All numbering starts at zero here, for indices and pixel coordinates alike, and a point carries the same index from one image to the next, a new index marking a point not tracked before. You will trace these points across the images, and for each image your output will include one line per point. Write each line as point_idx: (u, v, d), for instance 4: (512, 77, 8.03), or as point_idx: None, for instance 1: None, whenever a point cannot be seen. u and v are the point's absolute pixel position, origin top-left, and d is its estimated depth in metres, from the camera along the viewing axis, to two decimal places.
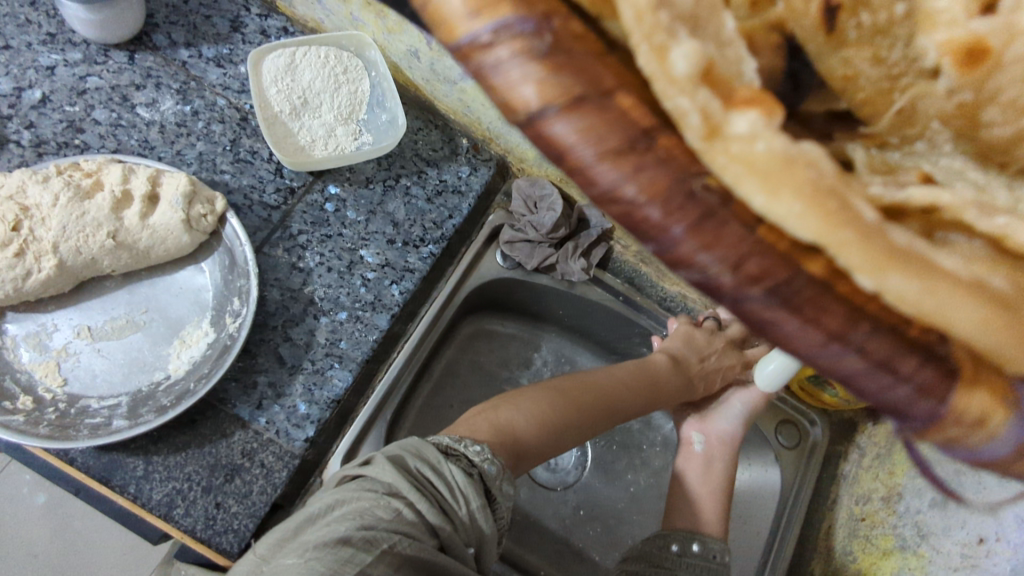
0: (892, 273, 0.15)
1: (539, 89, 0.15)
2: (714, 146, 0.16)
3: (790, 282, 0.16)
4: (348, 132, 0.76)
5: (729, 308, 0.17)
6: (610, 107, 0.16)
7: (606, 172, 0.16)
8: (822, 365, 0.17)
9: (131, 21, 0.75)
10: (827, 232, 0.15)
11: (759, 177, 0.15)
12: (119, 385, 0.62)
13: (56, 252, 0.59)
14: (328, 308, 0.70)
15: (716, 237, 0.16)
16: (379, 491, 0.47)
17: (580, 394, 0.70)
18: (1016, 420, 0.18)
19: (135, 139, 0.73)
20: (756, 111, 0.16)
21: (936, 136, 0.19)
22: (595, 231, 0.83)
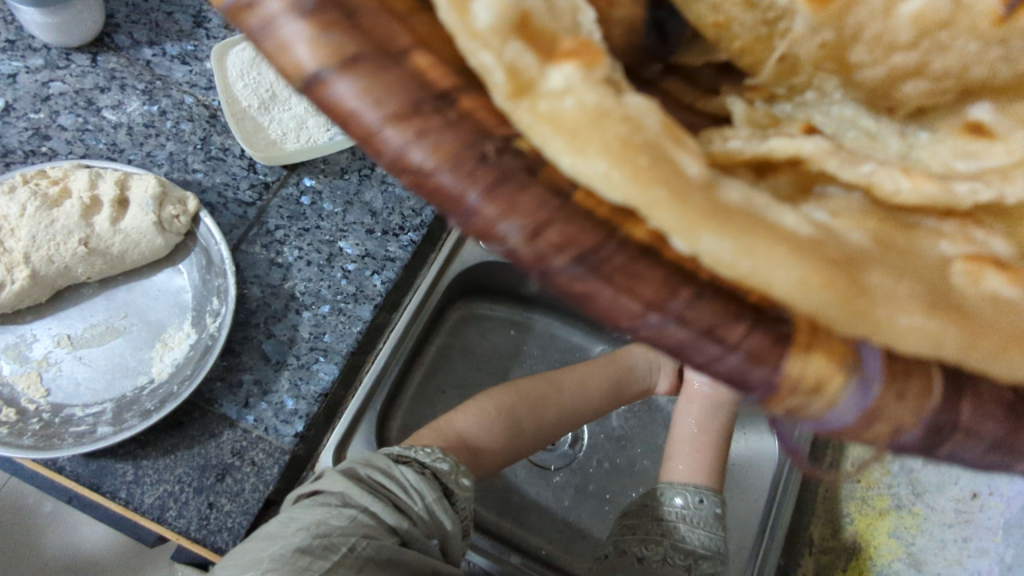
0: (705, 232, 0.17)
1: (312, 51, 0.16)
2: (519, 105, 0.17)
3: (596, 250, 0.17)
4: (319, 123, 0.75)
5: (540, 282, 0.17)
6: (391, 72, 0.16)
7: (392, 137, 0.16)
8: (646, 339, 0.17)
9: (90, 22, 0.73)
10: (635, 191, 0.17)
11: (566, 136, 0.17)
12: (103, 392, 0.61)
13: (28, 262, 0.59)
14: (310, 303, 0.70)
15: (512, 203, 0.16)
16: (331, 500, 0.48)
17: (526, 388, 0.72)
18: (854, 385, 0.18)
19: (103, 142, 0.72)
20: (573, 64, 0.18)
21: (823, 85, 0.25)
22: None
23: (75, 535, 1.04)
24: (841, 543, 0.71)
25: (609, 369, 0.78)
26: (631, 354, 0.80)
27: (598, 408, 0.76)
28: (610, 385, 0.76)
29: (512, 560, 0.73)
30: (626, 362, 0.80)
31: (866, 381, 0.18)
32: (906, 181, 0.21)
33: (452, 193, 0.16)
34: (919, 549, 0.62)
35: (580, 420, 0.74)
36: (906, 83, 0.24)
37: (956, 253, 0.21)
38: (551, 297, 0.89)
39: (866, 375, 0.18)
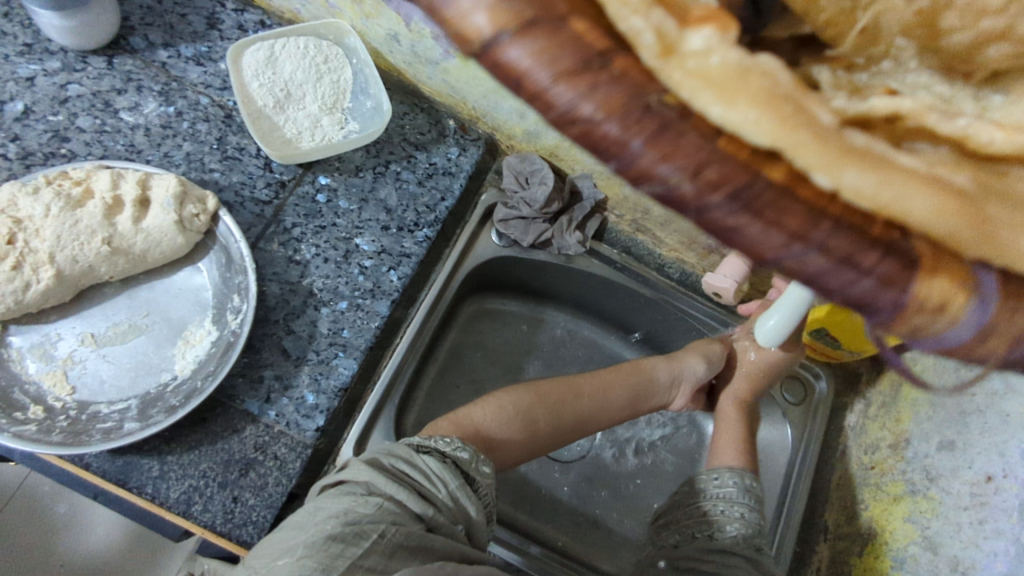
0: (847, 167, 0.18)
1: (490, 16, 0.17)
2: (669, 63, 0.17)
3: (750, 187, 0.18)
4: (333, 122, 0.76)
5: (692, 220, 0.18)
6: (562, 30, 0.17)
7: (562, 93, 0.17)
8: (787, 268, 0.19)
9: (108, 25, 0.74)
10: (782, 134, 0.17)
11: (715, 89, 0.17)
12: (127, 389, 0.62)
13: (54, 262, 0.59)
14: (328, 299, 0.71)
15: (675, 148, 0.17)
16: (357, 489, 0.49)
17: (546, 389, 0.72)
18: (974, 301, 0.20)
19: (121, 143, 0.73)
20: (710, 28, 0.18)
21: (901, 53, 0.22)
22: (589, 203, 0.81)
23: (96, 534, 1.11)
24: (855, 529, 0.72)
25: (631, 380, 0.77)
26: (657, 367, 0.79)
27: (613, 414, 0.75)
28: (629, 400, 0.76)
29: (532, 550, 0.74)
30: (650, 377, 0.78)
31: (984, 298, 0.20)
32: (1000, 131, 0.20)
33: (619, 141, 0.17)
34: (934, 532, 0.62)
35: (598, 426, 0.75)
36: (991, 46, 0.22)
37: None
38: (560, 290, 0.90)
39: (983, 292, 0.20)
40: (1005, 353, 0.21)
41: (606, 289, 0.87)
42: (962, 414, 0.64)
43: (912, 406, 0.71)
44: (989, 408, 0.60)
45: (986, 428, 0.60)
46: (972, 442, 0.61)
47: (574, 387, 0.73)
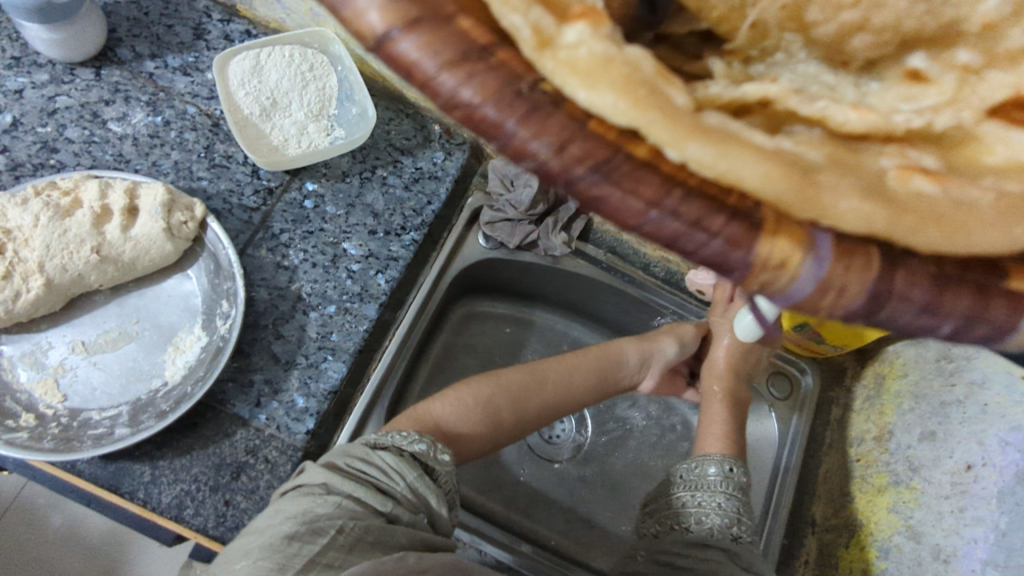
0: (692, 141, 0.19)
1: (381, 14, 0.18)
2: (543, 54, 0.19)
3: (610, 160, 0.19)
4: (319, 128, 0.77)
5: (565, 193, 0.19)
6: (448, 26, 0.18)
7: (446, 81, 0.18)
8: (647, 234, 0.19)
9: (94, 37, 0.75)
10: (636, 114, 0.18)
11: (580, 75, 0.18)
12: (117, 395, 0.63)
13: (43, 271, 0.60)
14: (316, 303, 0.71)
15: (543, 126, 0.18)
16: (315, 490, 0.50)
17: (509, 379, 0.72)
18: (813, 259, 0.20)
19: (109, 154, 0.74)
20: (584, 23, 0.19)
21: (790, 46, 0.23)
22: (574, 205, 0.83)
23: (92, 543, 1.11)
24: (842, 522, 0.73)
25: (599, 361, 0.78)
26: (625, 348, 0.80)
27: (580, 395, 0.76)
28: (596, 380, 0.77)
29: (523, 548, 0.75)
30: (618, 357, 0.79)
31: (820, 256, 0.20)
32: (855, 112, 0.22)
33: (495, 123, 0.18)
34: (917, 521, 0.63)
35: (567, 412, 0.76)
36: (857, 35, 0.23)
37: (893, 166, 0.21)
38: (550, 291, 0.91)
39: (819, 250, 0.20)
40: (849, 308, 0.21)
41: (592, 288, 0.87)
42: (941, 405, 0.65)
43: (895, 398, 0.72)
44: (968, 399, 0.62)
45: (966, 418, 0.61)
46: (953, 432, 0.62)
47: (536, 373, 0.74)
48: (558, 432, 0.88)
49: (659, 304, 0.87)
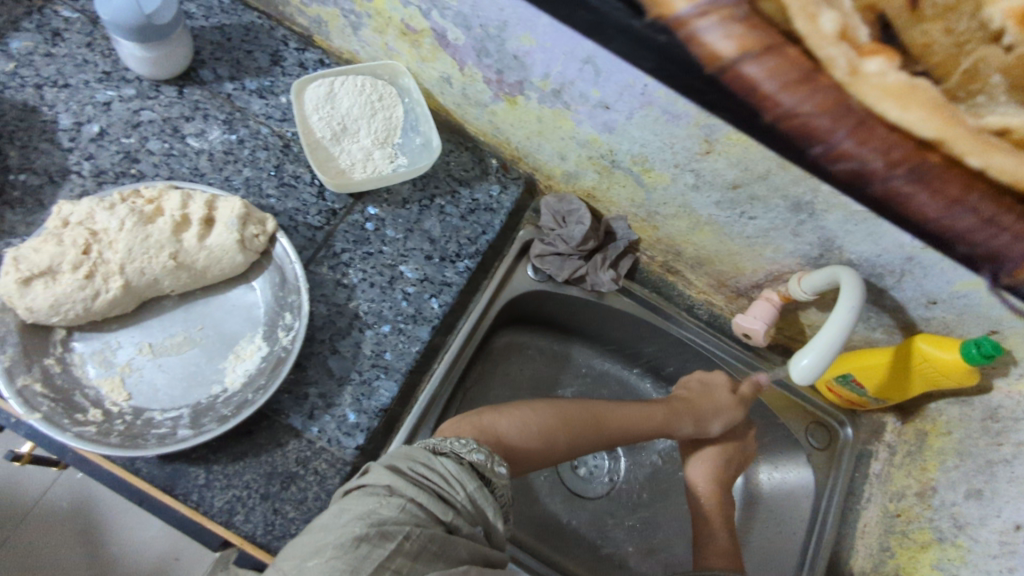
0: (998, 159, 0.43)
1: (724, 40, 0.45)
2: (857, 81, 0.43)
3: (925, 169, 0.46)
4: (384, 155, 0.80)
5: (883, 185, 0.50)
6: (780, 53, 0.44)
7: (781, 98, 0.47)
8: (955, 229, 0.50)
9: (181, 58, 0.79)
10: (945, 132, 0.43)
11: (902, 101, 0.43)
12: (179, 398, 0.65)
13: (123, 274, 0.63)
14: (372, 321, 0.74)
15: (867, 140, 0.47)
16: (380, 490, 0.51)
17: (567, 411, 0.72)
18: None
19: (186, 167, 0.77)
20: (880, 57, 0.41)
21: (995, 85, 0.40)
22: (623, 243, 0.84)
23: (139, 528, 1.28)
24: None
25: (657, 414, 0.77)
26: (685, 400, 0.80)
27: (632, 438, 0.76)
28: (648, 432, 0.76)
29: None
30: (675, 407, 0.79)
31: None
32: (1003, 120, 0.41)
33: (832, 135, 0.48)
34: None
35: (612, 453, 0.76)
36: None
37: None
38: (592, 329, 0.94)
39: None
40: None
41: (633, 326, 0.89)
42: (988, 464, 0.65)
43: (938, 455, 0.72)
44: (1016, 459, 0.62)
45: (1014, 478, 0.62)
46: (1002, 491, 0.63)
47: (597, 410, 0.74)
48: (590, 468, 0.89)
49: (704, 352, 0.87)
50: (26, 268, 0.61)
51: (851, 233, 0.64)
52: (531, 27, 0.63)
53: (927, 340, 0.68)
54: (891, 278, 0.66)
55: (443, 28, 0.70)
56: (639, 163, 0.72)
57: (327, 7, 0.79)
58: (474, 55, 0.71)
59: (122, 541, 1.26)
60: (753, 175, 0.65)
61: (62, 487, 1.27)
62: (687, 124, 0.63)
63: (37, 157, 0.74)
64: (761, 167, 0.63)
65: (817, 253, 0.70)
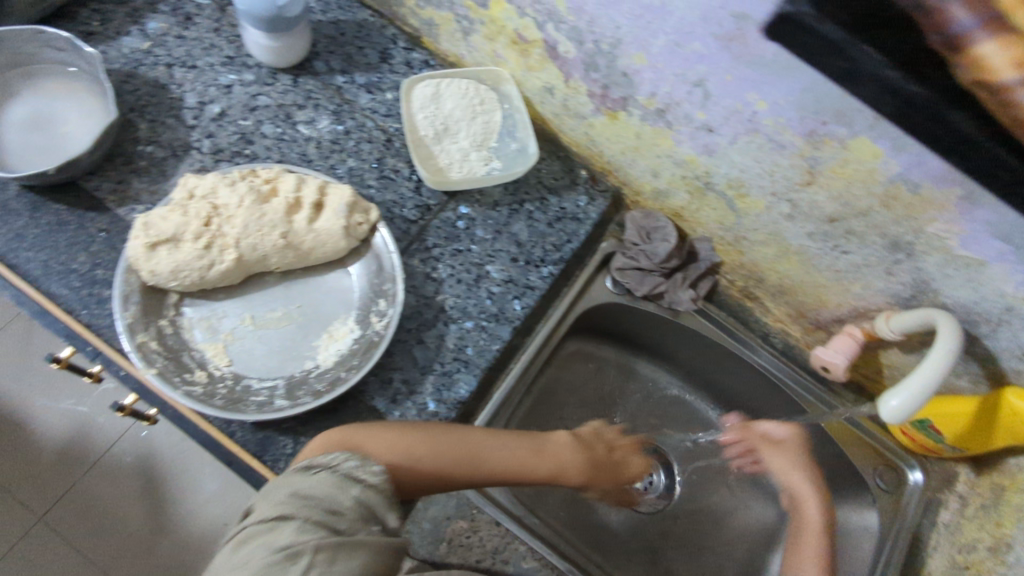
0: None
1: None
2: None
3: None
4: (480, 158, 0.83)
5: None
6: None
7: None
8: None
9: (300, 49, 0.84)
10: None
11: None
12: (275, 370, 0.68)
13: (237, 248, 0.67)
14: (457, 316, 0.76)
15: None
16: (264, 525, 0.47)
17: (439, 437, 0.63)
18: None
19: (296, 152, 0.81)
20: None
21: None
22: (705, 265, 0.85)
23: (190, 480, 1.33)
24: None
25: (549, 460, 0.69)
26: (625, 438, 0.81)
27: (535, 479, 0.68)
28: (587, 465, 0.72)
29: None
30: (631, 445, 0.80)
31: None
32: None
33: None
34: None
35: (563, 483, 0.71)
36: None
37: None
38: (660, 346, 0.95)
39: None
40: None
41: (704, 347, 0.90)
42: None
43: (1016, 511, 0.70)
44: None
45: None
46: None
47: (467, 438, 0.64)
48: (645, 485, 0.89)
49: (775, 380, 0.86)
50: (153, 234, 0.65)
51: (951, 277, 0.63)
52: (645, 47, 0.65)
53: (1016, 393, 0.67)
54: (986, 326, 0.65)
55: (556, 40, 0.73)
56: (735, 187, 0.73)
57: (442, 11, 0.82)
58: (581, 69, 0.73)
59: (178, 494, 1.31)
60: (854, 211, 0.65)
61: (129, 439, 1.34)
62: (792, 154, 0.64)
63: (163, 131, 0.79)
64: (863, 203, 0.63)
65: (909, 294, 0.69)
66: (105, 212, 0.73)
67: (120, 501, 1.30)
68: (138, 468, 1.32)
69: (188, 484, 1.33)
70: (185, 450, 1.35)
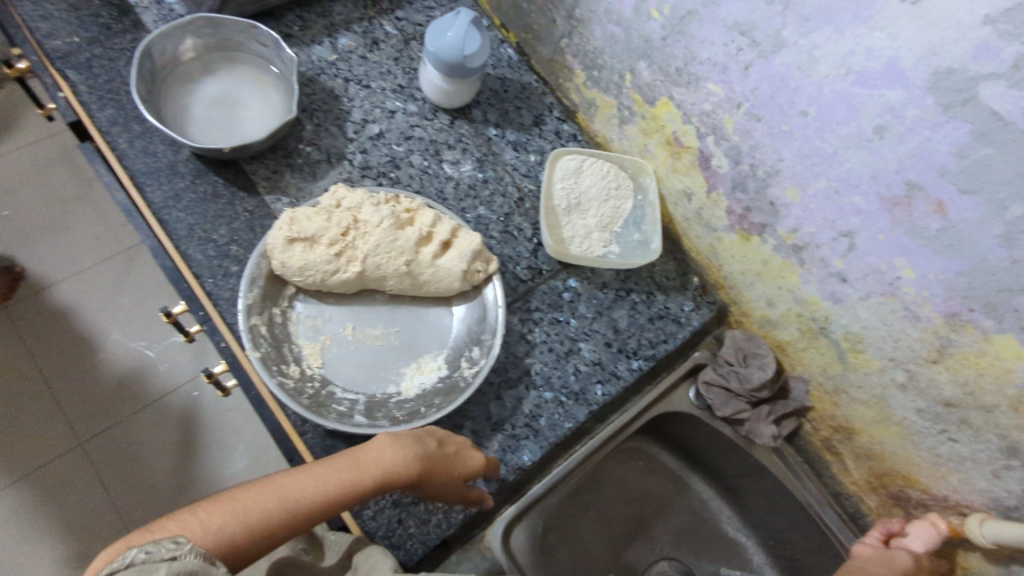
0: None
1: None
2: None
3: None
4: (601, 239, 0.84)
5: None
6: None
7: None
8: None
9: (467, 97, 0.89)
10: None
11: None
12: (361, 385, 0.70)
13: (363, 263, 0.70)
14: (539, 384, 0.77)
15: None
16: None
17: (241, 497, 0.50)
18: None
19: (434, 187, 0.85)
20: None
21: None
22: (795, 405, 0.83)
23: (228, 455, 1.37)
24: None
25: (374, 467, 0.58)
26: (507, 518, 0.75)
27: (379, 486, 0.58)
28: (385, 468, 0.58)
29: None
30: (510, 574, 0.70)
31: None
32: None
33: None
34: None
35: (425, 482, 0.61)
36: None
37: None
38: (722, 472, 0.92)
39: None
40: None
41: (770, 486, 0.86)
42: None
43: None
44: None
45: None
46: None
47: (271, 487, 0.52)
48: None
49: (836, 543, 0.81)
50: (296, 230, 0.70)
51: None
52: (802, 185, 0.68)
53: None
54: None
55: (711, 153, 0.76)
56: (851, 341, 0.72)
57: (608, 96, 0.86)
58: (728, 185, 0.76)
59: (211, 464, 1.35)
60: (976, 402, 0.62)
61: (181, 395, 1.40)
62: (925, 328, 0.63)
63: (325, 137, 0.85)
64: (989, 398, 0.61)
65: (1015, 504, 0.64)
66: (254, 196, 0.79)
67: (157, 451, 1.33)
68: (182, 426, 1.37)
69: (223, 453, 1.37)
70: (230, 419, 1.40)
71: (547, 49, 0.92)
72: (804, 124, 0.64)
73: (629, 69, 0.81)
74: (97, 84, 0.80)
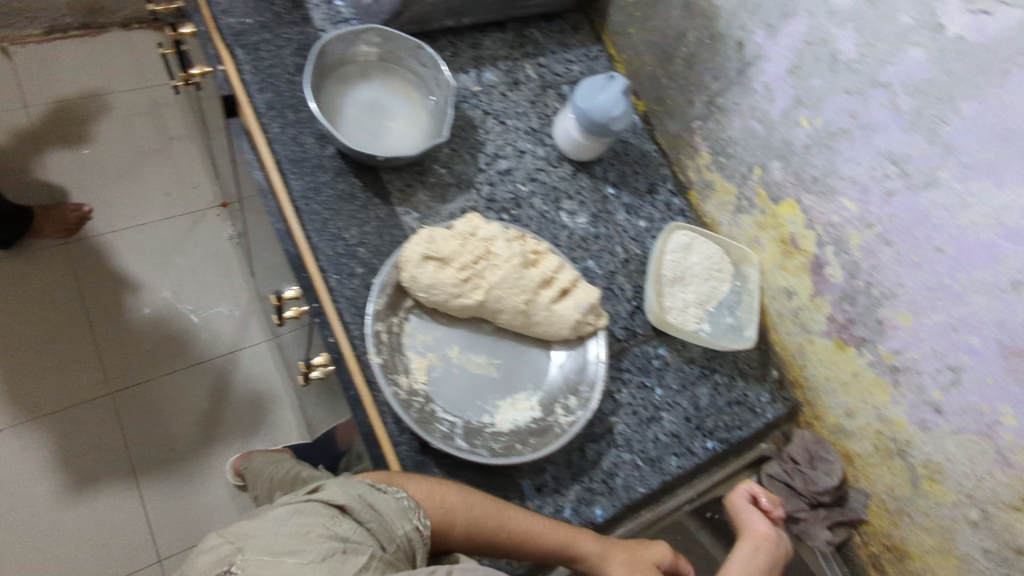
0: None
1: None
2: None
3: None
4: (695, 314, 0.87)
5: None
6: None
7: None
8: None
9: (593, 152, 0.92)
10: None
11: None
12: (460, 409, 0.72)
13: (487, 293, 0.73)
14: (620, 444, 0.79)
15: None
16: (330, 510, 0.53)
17: (476, 500, 0.66)
18: None
19: (549, 232, 0.88)
20: None
21: None
22: (852, 515, 0.84)
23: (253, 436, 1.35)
24: None
25: (567, 531, 0.70)
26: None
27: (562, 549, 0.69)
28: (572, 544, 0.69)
29: None
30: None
31: None
32: None
33: None
34: None
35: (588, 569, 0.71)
36: None
37: None
38: None
39: None
40: None
41: None
42: None
43: None
44: None
45: None
46: None
47: (497, 510, 0.66)
48: None
49: None
50: (432, 249, 0.73)
51: None
52: (917, 313, 0.71)
53: None
54: None
55: (827, 262, 0.79)
56: (929, 469, 0.74)
57: (730, 183, 0.90)
58: (837, 295, 0.79)
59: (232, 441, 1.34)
60: None
61: (221, 365, 1.40)
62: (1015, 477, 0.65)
63: (458, 162, 0.88)
64: None
65: None
66: (386, 205, 0.82)
67: (182, 417, 1.33)
68: (212, 396, 1.37)
69: (244, 433, 1.35)
70: (261, 399, 1.39)
71: (676, 124, 0.96)
72: (937, 260, 0.68)
73: (760, 164, 0.85)
74: (262, 67, 0.84)
